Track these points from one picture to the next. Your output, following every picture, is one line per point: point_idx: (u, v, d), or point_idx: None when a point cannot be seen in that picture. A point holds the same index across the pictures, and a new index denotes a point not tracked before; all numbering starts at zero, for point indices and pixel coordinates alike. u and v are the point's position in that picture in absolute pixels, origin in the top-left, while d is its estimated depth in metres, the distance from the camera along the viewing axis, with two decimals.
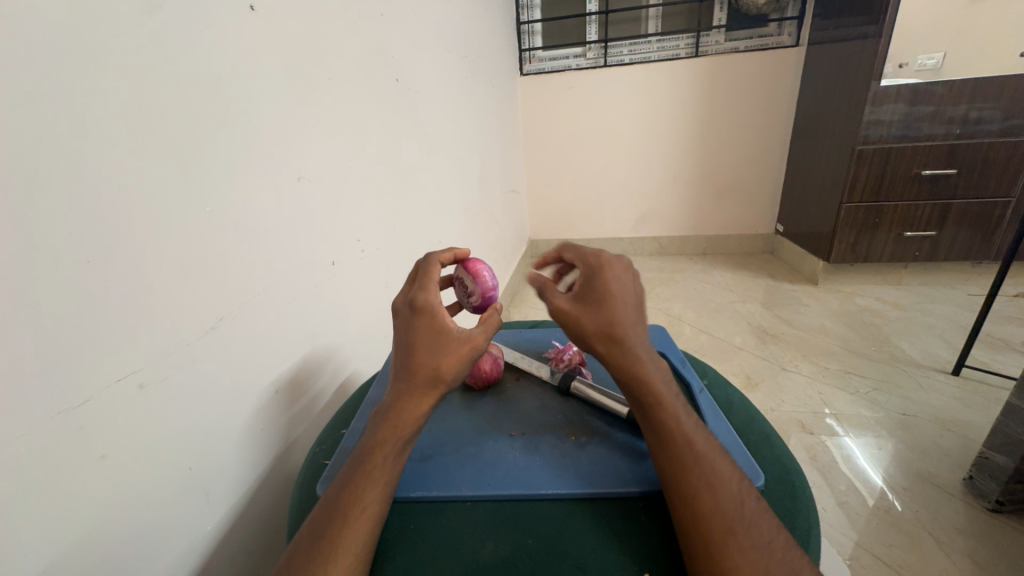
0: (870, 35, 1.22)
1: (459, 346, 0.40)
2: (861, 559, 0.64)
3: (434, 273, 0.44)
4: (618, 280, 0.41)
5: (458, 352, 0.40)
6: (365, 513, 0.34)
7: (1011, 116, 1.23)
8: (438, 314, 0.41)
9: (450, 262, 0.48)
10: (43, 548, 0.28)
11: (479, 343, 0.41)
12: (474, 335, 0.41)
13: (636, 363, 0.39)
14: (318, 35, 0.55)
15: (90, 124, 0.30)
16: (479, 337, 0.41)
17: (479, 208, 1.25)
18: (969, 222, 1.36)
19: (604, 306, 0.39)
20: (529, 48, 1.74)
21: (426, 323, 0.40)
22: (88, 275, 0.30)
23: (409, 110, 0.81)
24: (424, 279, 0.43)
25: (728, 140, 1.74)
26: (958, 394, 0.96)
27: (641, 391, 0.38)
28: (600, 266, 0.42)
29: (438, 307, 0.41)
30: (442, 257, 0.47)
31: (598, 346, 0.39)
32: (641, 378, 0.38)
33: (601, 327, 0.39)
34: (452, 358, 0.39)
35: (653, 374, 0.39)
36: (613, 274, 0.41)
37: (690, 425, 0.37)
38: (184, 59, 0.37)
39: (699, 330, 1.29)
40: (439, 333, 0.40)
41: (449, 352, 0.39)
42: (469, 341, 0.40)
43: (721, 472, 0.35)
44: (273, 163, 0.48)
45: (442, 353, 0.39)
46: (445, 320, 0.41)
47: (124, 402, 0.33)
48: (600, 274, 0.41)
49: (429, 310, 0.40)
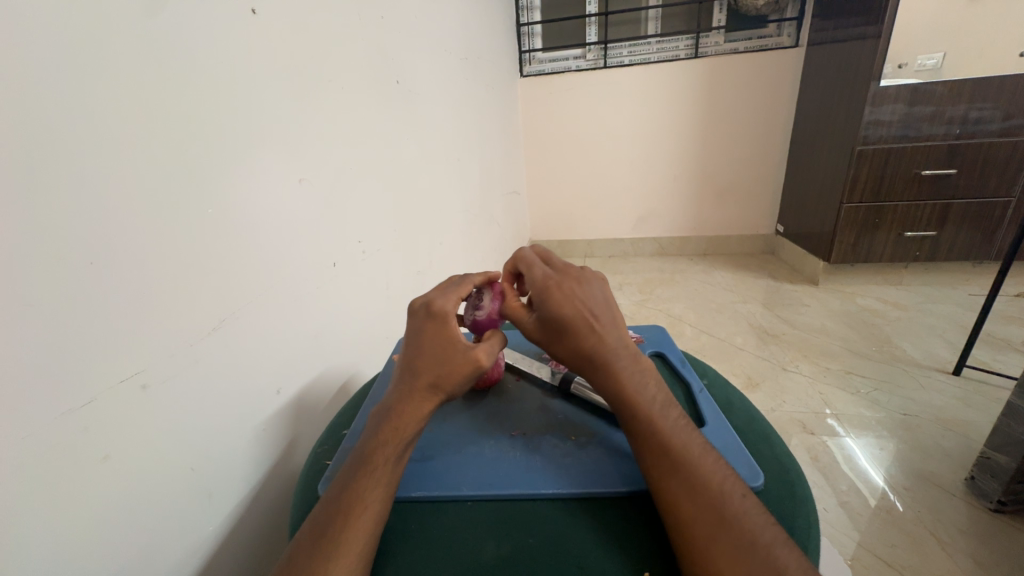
0: (869, 36, 1.23)
1: (463, 361, 0.40)
2: (863, 560, 0.64)
3: (460, 288, 0.45)
4: (565, 305, 0.41)
5: (463, 366, 0.39)
6: (366, 513, 0.34)
7: (1010, 116, 1.23)
8: (450, 320, 0.41)
9: (484, 284, 0.49)
10: (46, 549, 0.28)
11: (483, 361, 0.40)
12: (478, 352, 0.40)
13: (614, 375, 0.40)
14: (318, 38, 0.55)
15: (94, 126, 0.31)
16: (483, 356, 0.41)
17: (479, 209, 1.25)
18: (970, 222, 1.36)
19: (565, 332, 0.41)
20: (529, 49, 1.74)
21: (437, 330, 0.41)
22: (90, 277, 0.31)
23: (410, 112, 0.82)
24: (450, 291, 0.44)
25: (728, 140, 1.74)
26: (959, 394, 0.96)
27: (624, 397, 0.40)
28: (548, 294, 0.42)
29: (453, 314, 0.41)
30: (478, 279, 0.48)
31: (578, 366, 0.42)
32: (621, 387, 0.40)
33: (575, 353, 0.41)
34: (455, 369, 0.39)
35: (635, 382, 0.40)
36: (564, 296, 0.42)
37: (679, 429, 0.38)
38: (185, 62, 0.37)
39: (699, 330, 1.30)
40: (448, 342, 0.40)
41: (454, 365, 0.39)
42: (471, 358, 0.40)
43: (707, 473, 0.35)
44: (275, 164, 0.48)
45: (447, 365, 0.39)
46: (456, 330, 0.41)
47: (127, 403, 0.33)
48: (549, 303, 0.42)
49: (442, 316, 0.41)
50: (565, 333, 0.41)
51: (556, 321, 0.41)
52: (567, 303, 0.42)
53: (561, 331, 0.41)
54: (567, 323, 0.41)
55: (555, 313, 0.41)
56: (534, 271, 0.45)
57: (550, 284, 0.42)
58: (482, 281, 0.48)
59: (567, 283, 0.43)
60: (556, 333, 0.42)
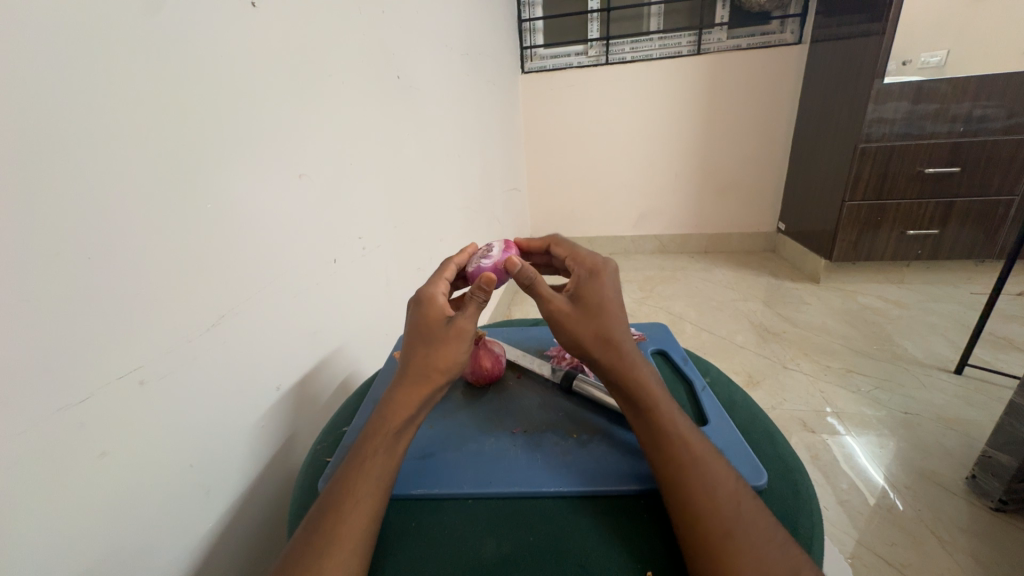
0: (874, 33, 1.22)
1: (449, 339, 0.41)
2: (864, 558, 0.64)
3: (444, 271, 0.47)
4: (606, 288, 0.44)
5: (447, 343, 0.41)
6: (360, 509, 0.34)
7: (1015, 114, 1.22)
8: (436, 304, 0.43)
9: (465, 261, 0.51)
10: (44, 548, 0.28)
11: (465, 330, 0.41)
12: (459, 321, 0.41)
13: (630, 368, 0.41)
14: (319, 31, 0.55)
15: (94, 118, 0.30)
16: (465, 323, 0.41)
17: (479, 205, 1.24)
18: (972, 221, 1.36)
19: (601, 311, 0.43)
20: (530, 46, 1.73)
21: (423, 313, 0.42)
22: (89, 273, 0.30)
23: (411, 108, 0.81)
24: (434, 276, 0.47)
25: (730, 137, 1.73)
26: (960, 393, 0.96)
27: (635, 393, 0.40)
28: (598, 273, 0.45)
29: (440, 299, 0.44)
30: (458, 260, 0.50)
31: (594, 350, 0.41)
32: (636, 382, 0.40)
33: (597, 335, 0.42)
34: (444, 343, 0.40)
35: (648, 380, 0.40)
36: (608, 282, 0.45)
37: (686, 426, 0.38)
38: (185, 55, 0.37)
39: (700, 328, 1.29)
40: (431, 326, 0.41)
41: (442, 347, 0.40)
42: (456, 330, 0.41)
43: (713, 469, 0.35)
44: (273, 156, 0.47)
45: (434, 346, 0.41)
46: (441, 310, 0.43)
47: (124, 401, 0.33)
48: (596, 282, 0.44)
49: (427, 300, 0.43)
50: (599, 313, 0.42)
51: (597, 300, 0.43)
52: (600, 285, 0.44)
53: (596, 310, 0.43)
54: (606, 303, 0.43)
55: (597, 291, 0.43)
56: (582, 255, 0.47)
57: (600, 265, 0.45)
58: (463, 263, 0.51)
59: (606, 268, 0.45)
60: (588, 311, 0.43)
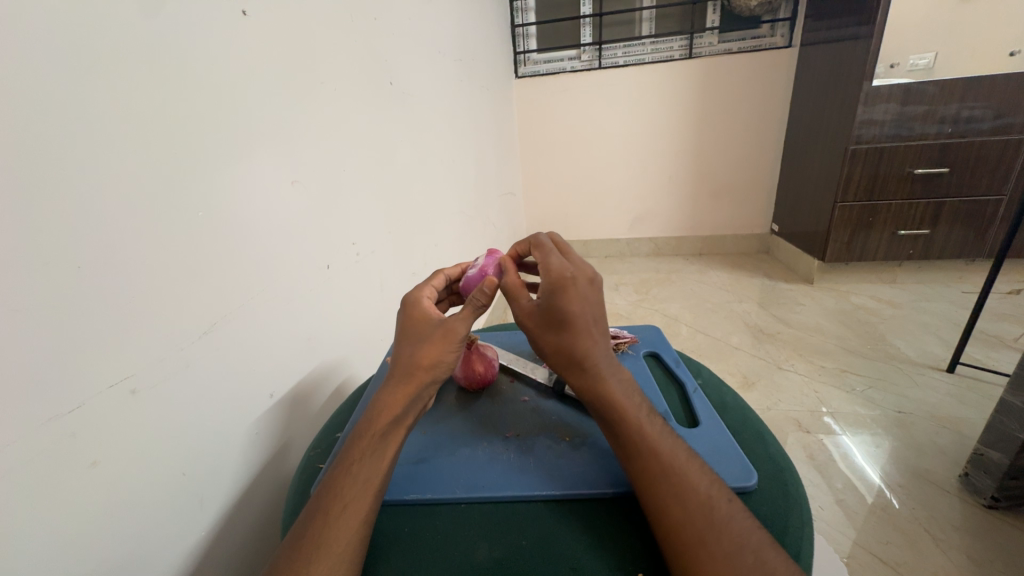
0: (861, 36, 1.23)
1: (437, 338, 0.41)
2: (859, 558, 0.64)
3: (433, 279, 0.49)
4: (577, 302, 0.42)
5: (433, 342, 0.41)
6: (348, 511, 0.34)
7: (1001, 115, 1.24)
8: (421, 306, 0.45)
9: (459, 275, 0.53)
10: (37, 558, 0.28)
11: (456, 331, 0.42)
12: (450, 323, 0.42)
13: (599, 379, 0.41)
14: (311, 41, 0.55)
15: (87, 129, 0.31)
16: (455, 325, 0.42)
17: (474, 209, 1.25)
18: (961, 220, 1.37)
19: (567, 327, 0.42)
20: (524, 51, 1.75)
21: (410, 314, 0.44)
22: (81, 281, 0.30)
23: (404, 114, 0.82)
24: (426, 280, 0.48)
25: (724, 139, 1.75)
26: (952, 391, 0.97)
27: (608, 403, 0.40)
28: (565, 287, 0.42)
29: (426, 302, 0.45)
30: (452, 271, 0.52)
31: (558, 360, 0.43)
32: (605, 393, 0.41)
33: (557, 348, 0.43)
34: (428, 346, 0.41)
35: (616, 391, 0.41)
36: (576, 294, 0.42)
37: (660, 434, 0.38)
38: (178, 66, 0.38)
39: (695, 330, 1.30)
40: (422, 326, 0.43)
41: (430, 344, 0.41)
42: (446, 330, 0.42)
43: (689, 477, 0.35)
44: (266, 163, 0.48)
45: (422, 341, 0.42)
46: (431, 311, 0.44)
47: (114, 409, 0.33)
48: (562, 296, 0.42)
49: (414, 303, 0.45)
50: (561, 328, 0.42)
51: (564, 313, 0.42)
52: (572, 299, 0.42)
53: (560, 326, 0.42)
54: (573, 320, 0.42)
55: (563, 306, 0.42)
56: (550, 260, 0.44)
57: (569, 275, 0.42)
58: (456, 275, 0.52)
59: (586, 278, 0.43)
60: (552, 325, 0.43)
